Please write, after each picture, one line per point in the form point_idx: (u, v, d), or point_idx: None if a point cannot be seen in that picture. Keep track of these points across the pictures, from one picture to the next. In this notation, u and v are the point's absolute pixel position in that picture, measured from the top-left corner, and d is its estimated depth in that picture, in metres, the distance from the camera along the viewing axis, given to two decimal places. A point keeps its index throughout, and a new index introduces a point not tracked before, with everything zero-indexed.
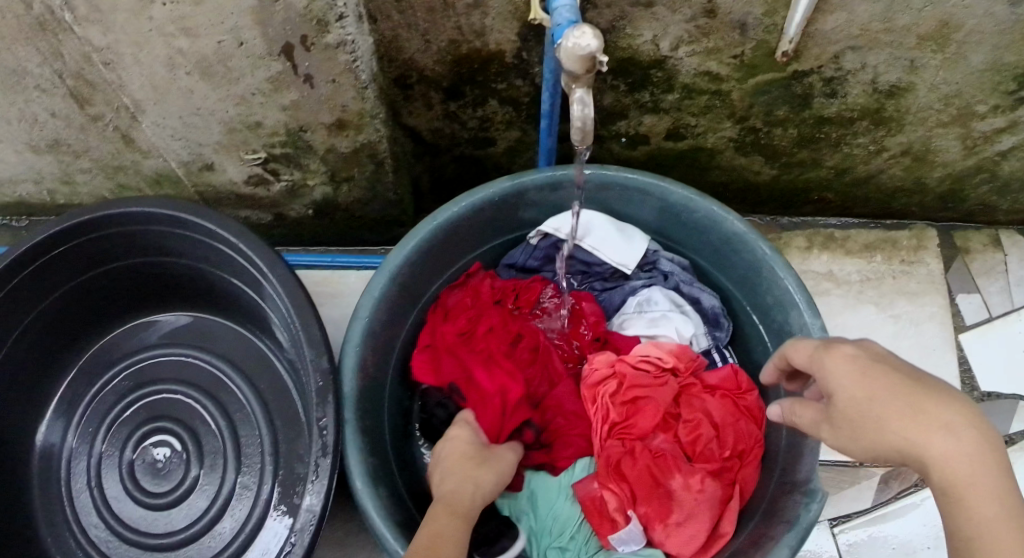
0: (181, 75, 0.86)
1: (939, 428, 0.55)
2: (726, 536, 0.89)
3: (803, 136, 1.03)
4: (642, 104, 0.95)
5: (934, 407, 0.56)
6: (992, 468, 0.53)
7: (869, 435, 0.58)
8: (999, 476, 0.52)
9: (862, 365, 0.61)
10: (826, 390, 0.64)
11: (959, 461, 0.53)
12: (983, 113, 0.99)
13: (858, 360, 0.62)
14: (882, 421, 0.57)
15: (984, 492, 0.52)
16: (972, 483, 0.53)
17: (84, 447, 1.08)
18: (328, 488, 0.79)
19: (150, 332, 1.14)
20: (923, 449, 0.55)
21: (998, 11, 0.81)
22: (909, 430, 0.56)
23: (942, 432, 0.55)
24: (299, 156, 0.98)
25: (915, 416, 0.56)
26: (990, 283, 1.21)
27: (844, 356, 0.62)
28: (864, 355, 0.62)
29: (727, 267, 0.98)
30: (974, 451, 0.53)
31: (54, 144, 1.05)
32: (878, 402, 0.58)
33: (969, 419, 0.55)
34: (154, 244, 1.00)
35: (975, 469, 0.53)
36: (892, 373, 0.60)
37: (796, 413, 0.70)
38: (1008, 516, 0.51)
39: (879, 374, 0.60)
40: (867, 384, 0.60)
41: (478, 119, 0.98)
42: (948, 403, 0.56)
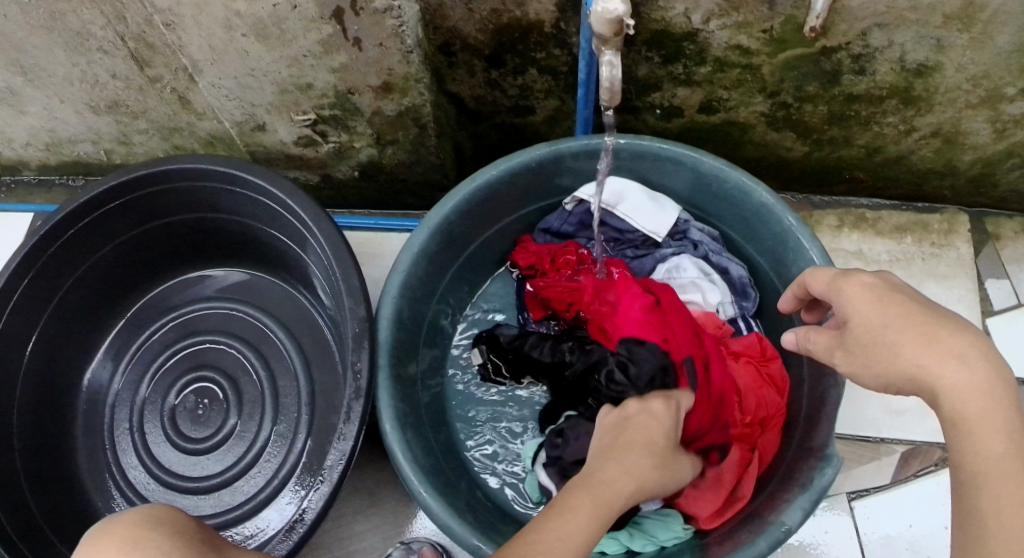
0: (237, 37, 0.91)
1: (953, 357, 0.64)
2: (744, 499, 0.91)
3: (834, 112, 1.05)
4: (676, 76, 0.98)
5: (948, 338, 0.65)
6: (998, 399, 0.62)
7: (882, 357, 0.68)
8: (1004, 406, 0.62)
9: (885, 298, 0.70)
10: (842, 315, 0.73)
11: (970, 390, 0.62)
12: (1011, 96, 1.01)
13: (880, 293, 0.71)
14: (897, 348, 0.67)
15: (992, 418, 0.62)
16: (980, 414, 0.62)
17: (129, 392, 1.15)
18: (359, 430, 0.85)
19: (207, 286, 1.20)
20: (935, 376, 0.64)
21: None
22: (921, 357, 0.65)
23: (957, 362, 0.63)
24: (346, 118, 1.03)
25: (930, 346, 0.65)
26: (1022, 270, 1.21)
27: (863, 285, 0.72)
28: (882, 286, 0.71)
29: (756, 238, 1.00)
30: (982, 378, 0.62)
31: (114, 105, 1.11)
32: (893, 330, 0.68)
33: (981, 351, 0.64)
34: (203, 201, 1.06)
35: (983, 400, 0.62)
36: (906, 303, 0.69)
37: (808, 339, 0.79)
38: (1011, 444, 0.61)
39: (900, 309, 0.69)
40: (886, 314, 0.69)
41: (518, 87, 1.01)
42: (961, 337, 0.65)
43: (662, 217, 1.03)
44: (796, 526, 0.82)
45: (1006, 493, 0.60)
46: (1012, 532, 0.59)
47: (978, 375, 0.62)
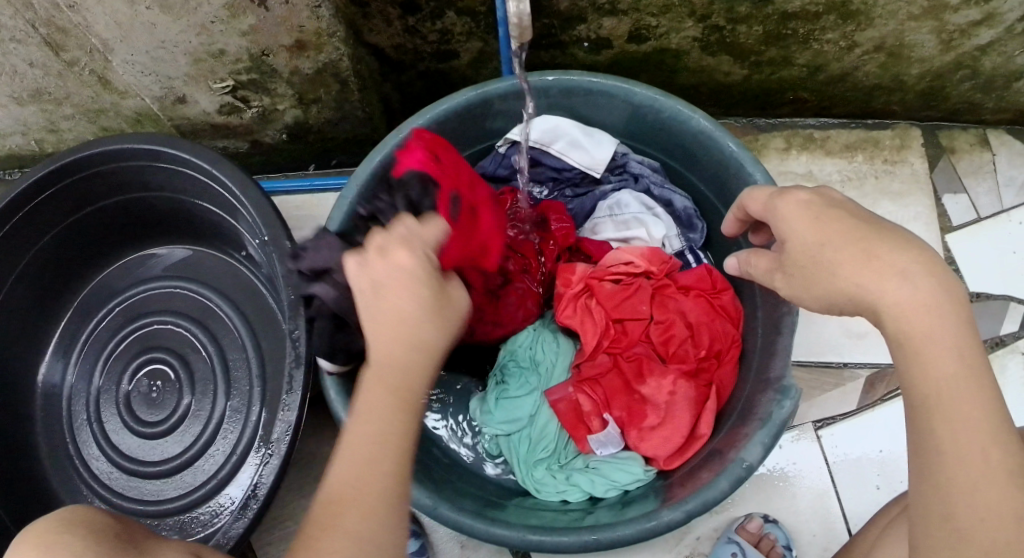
0: (141, 10, 0.88)
1: (895, 274, 0.58)
2: (703, 437, 0.90)
3: (769, 33, 1.02)
4: (600, 7, 0.94)
5: (888, 255, 0.60)
6: (944, 315, 0.57)
7: (823, 279, 0.62)
8: (951, 320, 0.57)
9: (822, 216, 0.64)
10: (780, 237, 0.67)
11: (914, 309, 0.57)
12: (955, 5, 0.98)
13: (816, 211, 0.65)
14: (836, 268, 0.61)
15: (940, 337, 0.57)
16: (925, 331, 0.57)
17: (83, 383, 1.13)
18: (302, 400, 0.84)
19: (151, 265, 1.17)
20: (879, 295, 0.59)
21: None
22: (860, 277, 0.60)
23: (899, 279, 0.58)
24: (264, 81, 1.00)
25: (871, 263, 0.60)
26: (977, 183, 1.20)
27: (798, 202, 0.66)
28: (818, 203, 0.65)
29: (697, 167, 0.98)
30: (928, 294, 0.57)
31: (35, 94, 1.08)
32: (831, 248, 0.62)
33: (923, 266, 0.59)
34: (132, 180, 1.03)
35: (929, 316, 0.57)
36: (845, 220, 0.63)
37: (749, 264, 0.72)
38: (960, 360, 0.56)
39: (839, 227, 0.63)
40: (823, 232, 0.63)
41: (437, 32, 0.98)
42: (905, 253, 0.60)
43: (598, 151, 1.00)
44: (757, 462, 0.79)
45: (961, 416, 0.55)
46: (970, 459, 0.55)
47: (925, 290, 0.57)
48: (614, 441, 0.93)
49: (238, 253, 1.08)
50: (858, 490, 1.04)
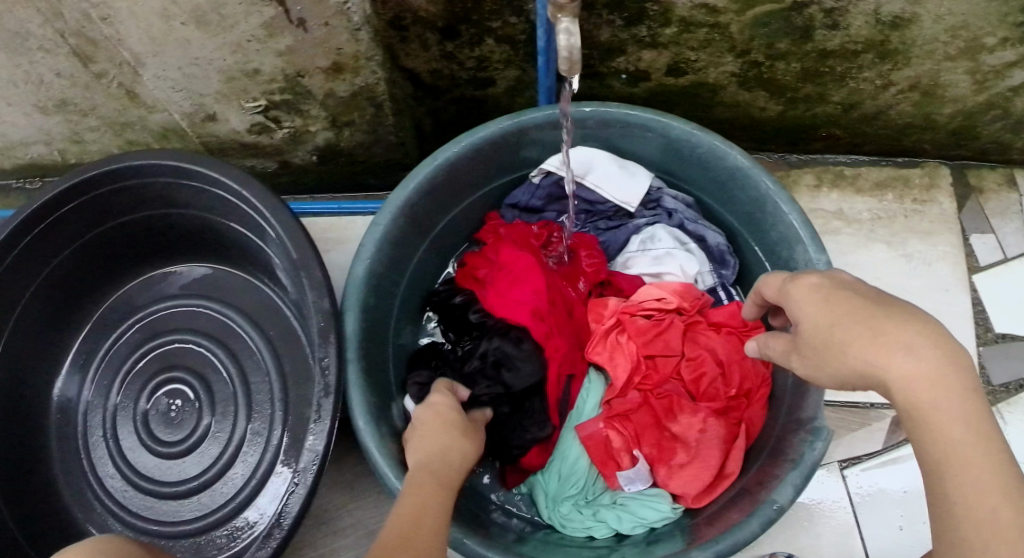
0: (176, 26, 0.87)
1: (900, 349, 0.55)
2: (732, 475, 0.88)
3: (807, 70, 1.01)
4: (640, 39, 0.94)
5: (894, 329, 0.56)
6: (952, 389, 0.54)
7: (834, 360, 0.59)
8: (960, 396, 0.54)
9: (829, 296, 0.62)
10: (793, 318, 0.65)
11: (921, 384, 0.54)
12: (991, 46, 0.97)
13: (826, 294, 0.62)
14: (846, 346, 0.58)
15: (947, 410, 0.54)
16: (934, 407, 0.54)
17: (99, 399, 1.11)
18: (330, 428, 0.82)
19: (171, 282, 1.16)
20: (885, 372, 0.56)
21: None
22: (868, 354, 0.56)
23: (905, 354, 0.55)
24: (298, 102, 0.99)
25: (878, 340, 0.56)
26: (1005, 224, 1.19)
27: (809, 286, 0.64)
28: (829, 284, 0.63)
29: (731, 203, 0.97)
30: (933, 369, 0.54)
31: (62, 105, 1.06)
32: (841, 328, 0.59)
33: (929, 337, 0.55)
34: (160, 197, 1.02)
35: (937, 391, 0.54)
36: (851, 298, 0.61)
37: (768, 346, 0.69)
38: (970, 430, 0.54)
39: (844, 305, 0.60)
40: (834, 313, 0.60)
41: (475, 59, 0.98)
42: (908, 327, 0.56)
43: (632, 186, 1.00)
44: (789, 504, 0.77)
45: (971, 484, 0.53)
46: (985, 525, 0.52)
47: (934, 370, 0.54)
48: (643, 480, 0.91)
49: (264, 275, 1.07)
50: (883, 530, 1.02)
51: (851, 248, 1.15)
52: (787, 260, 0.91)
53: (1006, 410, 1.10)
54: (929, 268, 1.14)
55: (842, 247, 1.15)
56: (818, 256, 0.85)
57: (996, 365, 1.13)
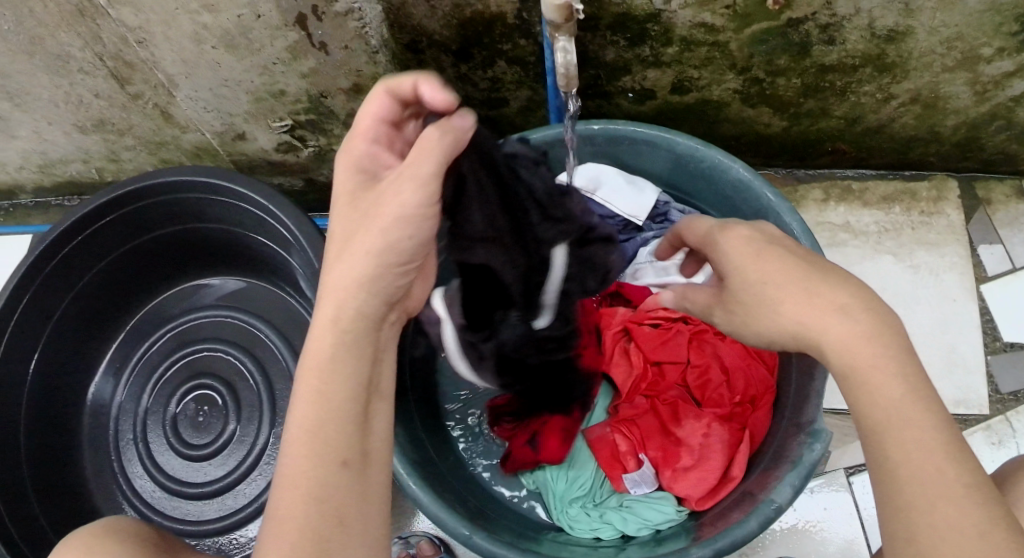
0: (207, 50, 0.93)
1: (836, 310, 0.63)
2: (736, 479, 0.90)
3: (808, 85, 1.05)
4: (644, 58, 0.99)
5: (830, 291, 0.64)
6: (886, 347, 0.62)
7: (762, 315, 0.67)
8: (895, 354, 0.61)
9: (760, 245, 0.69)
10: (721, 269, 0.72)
11: (857, 341, 0.62)
12: (988, 56, 0.99)
13: (755, 246, 0.69)
14: (777, 305, 0.66)
15: (882, 367, 0.61)
16: (871, 363, 0.61)
17: (131, 403, 1.17)
18: None
19: (202, 294, 1.21)
20: (823, 332, 0.64)
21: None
22: (803, 314, 0.64)
23: (840, 315, 0.63)
24: (321, 121, 1.05)
25: (814, 299, 0.64)
26: (1013, 234, 1.20)
27: (740, 237, 0.71)
28: (758, 237, 0.70)
29: (737, 217, 1.00)
30: (868, 329, 0.62)
31: (100, 124, 1.13)
32: (773, 285, 0.67)
33: (861, 302, 0.64)
34: (191, 211, 1.08)
35: (872, 348, 0.61)
36: (781, 253, 0.68)
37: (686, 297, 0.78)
38: (907, 388, 0.60)
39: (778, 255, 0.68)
40: (765, 269, 0.67)
41: (489, 80, 1.03)
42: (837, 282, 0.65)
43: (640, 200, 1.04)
44: (787, 503, 0.80)
45: (911, 434, 0.58)
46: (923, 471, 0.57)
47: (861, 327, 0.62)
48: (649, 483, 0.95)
49: (289, 287, 1.12)
50: None
51: (857, 260, 1.18)
52: None
53: (1014, 417, 1.12)
54: (936, 280, 1.17)
55: (850, 258, 1.18)
56: None
57: (1004, 374, 1.14)
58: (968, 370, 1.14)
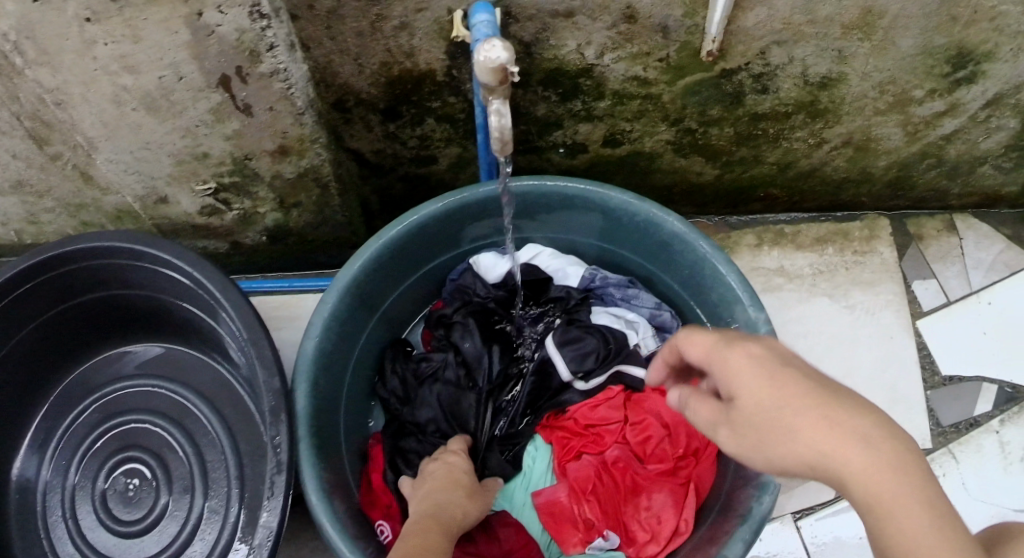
0: (128, 111, 0.89)
1: (856, 437, 0.46)
2: (686, 533, 0.90)
3: (740, 133, 1.06)
4: (575, 113, 1.00)
5: (848, 417, 0.47)
6: (918, 490, 0.44)
7: (770, 440, 0.50)
8: (921, 481, 0.45)
9: (948, 539, 0.42)
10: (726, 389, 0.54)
11: (879, 473, 0.45)
12: (919, 98, 1.01)
13: (769, 370, 0.51)
14: (794, 429, 0.48)
15: (914, 514, 0.44)
16: (901, 502, 0.44)
17: (58, 479, 1.11)
18: (283, 504, 0.82)
19: (128, 361, 1.16)
20: (836, 470, 0.47)
21: None
22: (817, 440, 0.47)
23: (859, 443, 0.46)
24: (247, 184, 1.02)
25: (830, 425, 0.47)
26: (947, 268, 1.22)
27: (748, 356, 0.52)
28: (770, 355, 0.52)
29: (674, 269, 1.01)
30: (888, 458, 0.46)
31: (17, 185, 1.06)
32: (790, 406, 0.49)
33: (885, 432, 0.47)
34: (115, 277, 1.03)
35: (891, 480, 0.45)
36: (803, 377, 0.50)
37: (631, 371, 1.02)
38: (873, 441, 0.46)
39: (917, 486, 0.44)
40: (775, 383, 0.50)
41: (417, 138, 1.04)
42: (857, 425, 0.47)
43: (564, 284, 1.08)
44: None
45: (919, 523, 0.43)
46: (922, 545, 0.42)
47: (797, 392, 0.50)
48: (613, 546, 0.90)
49: (219, 354, 1.09)
50: None
51: (795, 304, 1.19)
52: (727, 320, 0.96)
53: (957, 450, 1.12)
54: (872, 318, 1.18)
55: (787, 303, 1.19)
56: (757, 314, 0.90)
57: (944, 408, 1.14)
58: (910, 408, 1.14)
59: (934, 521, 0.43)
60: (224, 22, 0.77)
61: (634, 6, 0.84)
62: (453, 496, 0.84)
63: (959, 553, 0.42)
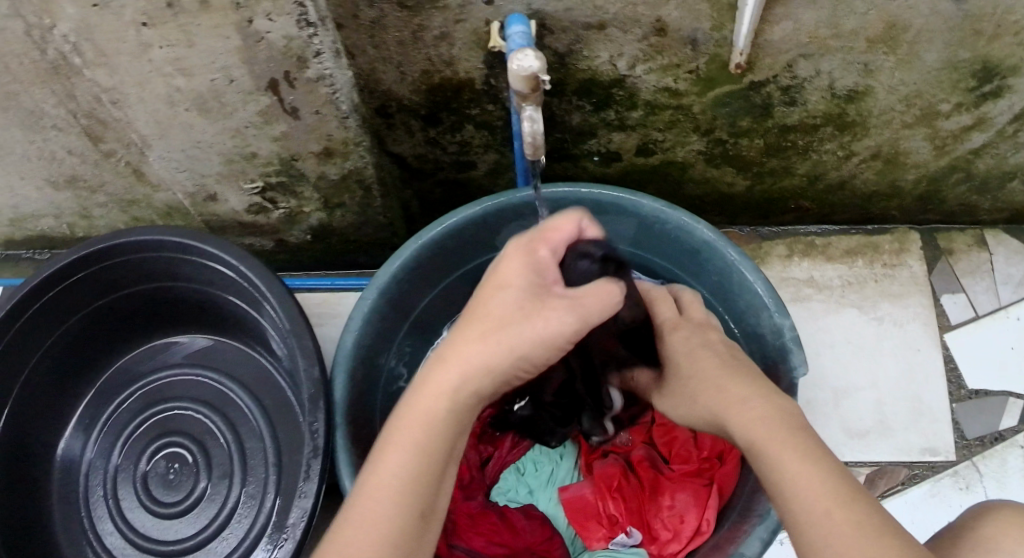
0: (180, 112, 0.94)
1: (738, 400, 0.68)
2: (705, 533, 0.91)
3: (770, 144, 1.08)
4: (609, 122, 1.03)
5: (737, 387, 0.69)
6: (789, 428, 0.63)
7: (689, 407, 0.75)
8: (790, 428, 0.63)
9: (773, 436, 0.62)
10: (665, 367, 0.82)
11: (759, 422, 0.64)
12: (946, 112, 1.03)
13: (689, 346, 0.79)
14: (697, 396, 0.73)
15: (783, 446, 0.61)
16: (766, 438, 0.63)
17: (102, 460, 1.16)
18: (318, 490, 0.87)
19: (173, 351, 1.21)
20: (728, 418, 0.68)
21: (945, 8, 0.84)
22: (716, 403, 0.70)
23: (743, 403, 0.67)
24: (292, 184, 1.07)
25: (724, 393, 0.70)
26: (975, 283, 1.23)
27: (681, 337, 0.80)
28: (694, 338, 0.80)
29: (703, 276, 1.04)
30: (766, 415, 0.65)
31: (72, 180, 1.12)
32: (694, 380, 0.75)
33: (766, 394, 0.67)
34: (163, 269, 1.07)
35: (775, 427, 0.63)
36: (710, 354, 0.76)
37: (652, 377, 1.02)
38: (764, 411, 0.65)
39: (785, 435, 0.62)
40: (693, 363, 0.76)
41: (457, 144, 1.08)
42: (742, 381, 0.70)
43: None
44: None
45: (788, 460, 0.60)
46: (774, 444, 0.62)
47: (702, 365, 0.75)
48: (636, 543, 0.94)
49: (261, 346, 1.13)
50: None
51: (822, 314, 1.20)
52: (754, 328, 0.98)
53: (981, 463, 1.13)
54: (899, 330, 1.19)
55: (815, 312, 1.21)
56: (783, 321, 0.92)
57: (969, 421, 1.15)
58: (934, 420, 1.15)
59: (778, 440, 0.62)
60: (272, 29, 0.80)
61: (663, 19, 0.86)
62: (479, 338, 0.64)
63: (780, 451, 0.61)
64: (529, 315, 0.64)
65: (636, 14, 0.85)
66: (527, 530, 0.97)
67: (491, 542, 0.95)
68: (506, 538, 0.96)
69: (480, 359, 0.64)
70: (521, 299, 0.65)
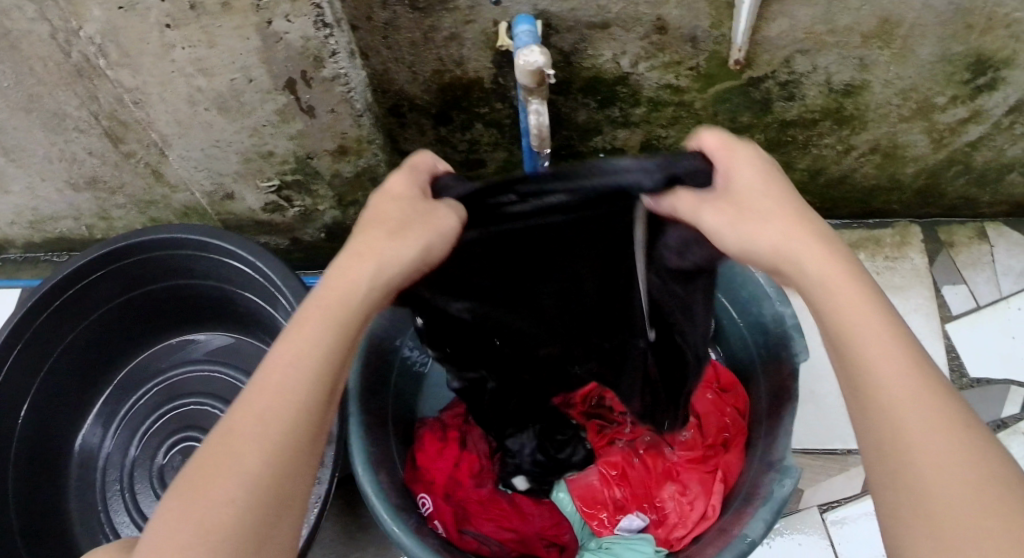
0: (200, 111, 0.97)
1: (863, 298, 0.55)
2: (711, 518, 0.93)
3: (771, 139, 1.11)
4: (614, 119, 1.06)
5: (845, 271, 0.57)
6: (905, 353, 0.53)
7: (750, 223, 0.60)
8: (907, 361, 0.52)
9: (890, 337, 0.53)
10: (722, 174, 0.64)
11: (847, 289, 0.56)
12: (942, 105, 1.05)
13: (767, 175, 0.63)
14: (799, 259, 0.58)
15: (885, 353, 0.52)
16: (870, 335, 0.53)
17: (120, 454, 1.19)
18: (331, 478, 0.91)
19: (192, 349, 1.24)
20: (834, 311, 0.55)
21: (935, 3, 0.87)
22: (816, 265, 0.57)
23: (867, 304, 0.55)
24: (308, 182, 1.10)
25: (829, 258, 0.57)
26: (976, 274, 1.25)
27: (763, 155, 0.64)
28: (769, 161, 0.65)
29: None
30: (886, 321, 0.54)
31: (92, 182, 1.15)
32: (798, 241, 0.58)
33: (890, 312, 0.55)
34: (182, 267, 1.10)
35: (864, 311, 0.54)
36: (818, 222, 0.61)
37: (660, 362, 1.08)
38: (887, 330, 0.54)
39: (885, 338, 0.53)
40: (770, 183, 0.62)
41: (467, 142, 1.11)
42: (848, 267, 0.57)
43: None
44: (759, 538, 0.82)
45: (887, 371, 0.52)
46: (892, 376, 0.51)
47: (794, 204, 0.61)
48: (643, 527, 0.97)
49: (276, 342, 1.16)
50: None
51: None
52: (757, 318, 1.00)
53: None
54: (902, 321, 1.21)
55: None
56: (784, 309, 0.95)
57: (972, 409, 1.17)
58: None
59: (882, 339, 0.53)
60: (291, 30, 0.83)
61: (664, 17, 0.89)
62: (370, 246, 0.61)
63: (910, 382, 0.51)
64: (425, 217, 0.64)
65: (638, 13, 0.88)
66: (536, 512, 1.02)
67: (502, 526, 1.00)
68: (515, 522, 1.01)
69: (343, 291, 0.59)
70: (412, 204, 0.65)
